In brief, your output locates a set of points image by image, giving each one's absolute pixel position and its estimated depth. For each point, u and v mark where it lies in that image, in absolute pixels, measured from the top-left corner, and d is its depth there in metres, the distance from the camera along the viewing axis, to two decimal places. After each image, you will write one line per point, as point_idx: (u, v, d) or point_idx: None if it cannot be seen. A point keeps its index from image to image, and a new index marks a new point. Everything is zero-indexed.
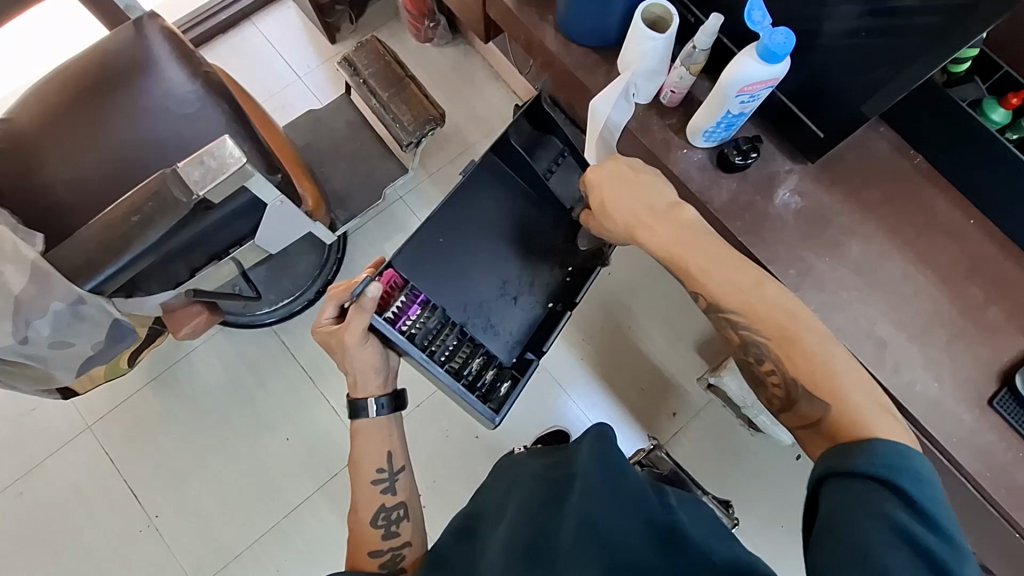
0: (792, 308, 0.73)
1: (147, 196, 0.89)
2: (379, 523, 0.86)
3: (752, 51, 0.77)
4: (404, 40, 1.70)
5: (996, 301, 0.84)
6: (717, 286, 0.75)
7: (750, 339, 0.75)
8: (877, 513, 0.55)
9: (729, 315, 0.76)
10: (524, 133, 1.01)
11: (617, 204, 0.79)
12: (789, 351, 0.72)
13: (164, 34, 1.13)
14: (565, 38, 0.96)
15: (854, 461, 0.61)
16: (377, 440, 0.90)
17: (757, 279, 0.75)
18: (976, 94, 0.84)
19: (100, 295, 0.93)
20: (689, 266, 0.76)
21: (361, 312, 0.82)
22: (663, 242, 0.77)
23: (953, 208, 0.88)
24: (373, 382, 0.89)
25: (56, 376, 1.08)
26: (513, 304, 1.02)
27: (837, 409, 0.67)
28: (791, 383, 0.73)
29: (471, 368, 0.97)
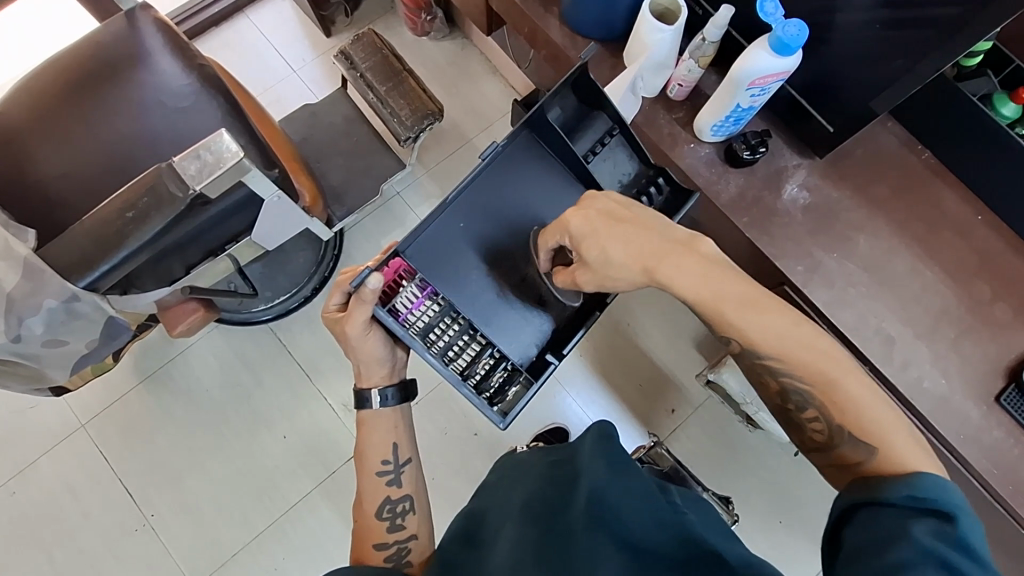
0: (832, 351, 0.67)
1: (142, 191, 0.87)
2: (384, 516, 0.85)
3: (764, 43, 0.76)
4: (402, 34, 1.68)
5: (1003, 297, 0.84)
6: (752, 332, 0.67)
7: (791, 386, 0.69)
8: (905, 534, 0.54)
9: (766, 361, 0.69)
10: (567, 107, 0.86)
11: (612, 250, 0.70)
12: (831, 394, 0.66)
13: (158, 25, 1.10)
14: (570, 31, 0.95)
15: (885, 492, 0.59)
16: (383, 432, 0.89)
17: (793, 320, 0.67)
18: (986, 88, 0.83)
19: (95, 292, 0.91)
20: (720, 314, 0.68)
21: (362, 304, 0.78)
22: (694, 286, 0.68)
23: (960, 203, 0.88)
24: (377, 372, 0.87)
25: (50, 375, 1.05)
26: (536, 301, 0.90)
27: (882, 451, 0.63)
28: (835, 426, 0.67)
29: (478, 370, 0.88)
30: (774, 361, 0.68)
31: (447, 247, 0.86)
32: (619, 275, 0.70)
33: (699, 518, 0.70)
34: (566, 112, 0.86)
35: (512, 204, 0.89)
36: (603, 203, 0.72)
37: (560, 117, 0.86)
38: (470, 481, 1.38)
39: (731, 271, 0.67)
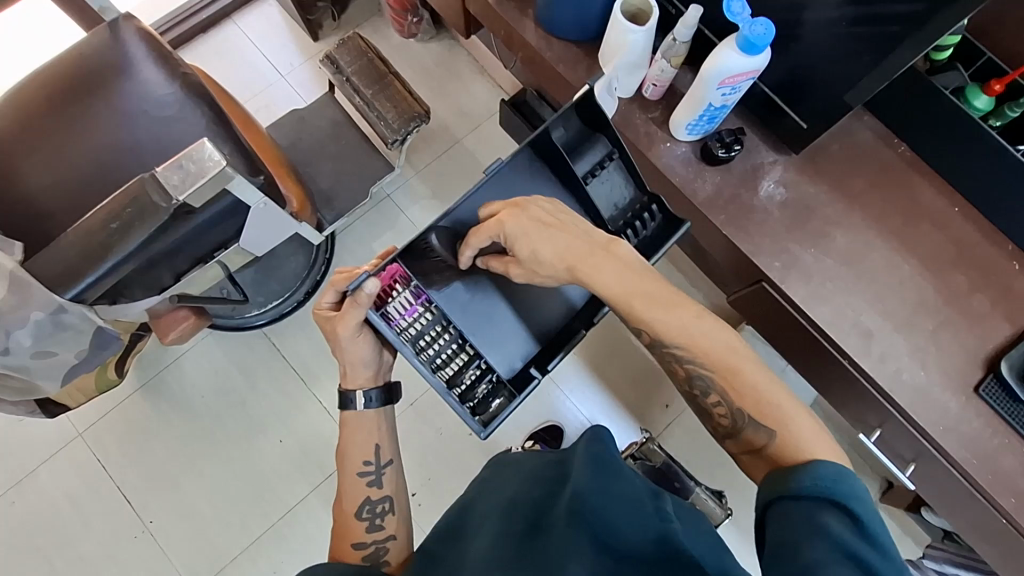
0: (732, 343, 0.74)
1: (125, 203, 0.87)
2: (363, 516, 0.85)
3: (732, 43, 0.76)
4: (387, 36, 1.68)
5: (982, 288, 0.85)
6: (659, 323, 0.75)
7: (696, 373, 0.75)
8: (816, 526, 0.57)
9: (673, 350, 0.75)
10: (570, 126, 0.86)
11: (544, 249, 0.76)
12: (733, 382, 0.73)
13: (141, 35, 1.11)
14: (547, 33, 0.95)
15: (797, 484, 0.63)
16: (365, 433, 0.89)
17: (696, 312, 0.75)
18: (959, 81, 0.84)
19: (82, 303, 0.91)
20: (633, 309, 0.75)
21: (356, 306, 0.79)
22: (609, 285, 0.76)
23: (937, 196, 0.88)
24: (362, 374, 0.87)
25: (40, 387, 1.06)
26: (528, 313, 0.92)
27: (780, 433, 0.69)
28: (737, 412, 0.73)
29: (466, 377, 0.89)
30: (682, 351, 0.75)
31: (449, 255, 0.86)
32: (546, 265, 0.77)
33: (684, 522, 0.71)
34: (567, 133, 0.85)
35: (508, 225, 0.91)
36: (537, 206, 0.78)
37: (564, 137, 0.86)
38: (463, 481, 1.39)
39: (639, 273, 0.77)
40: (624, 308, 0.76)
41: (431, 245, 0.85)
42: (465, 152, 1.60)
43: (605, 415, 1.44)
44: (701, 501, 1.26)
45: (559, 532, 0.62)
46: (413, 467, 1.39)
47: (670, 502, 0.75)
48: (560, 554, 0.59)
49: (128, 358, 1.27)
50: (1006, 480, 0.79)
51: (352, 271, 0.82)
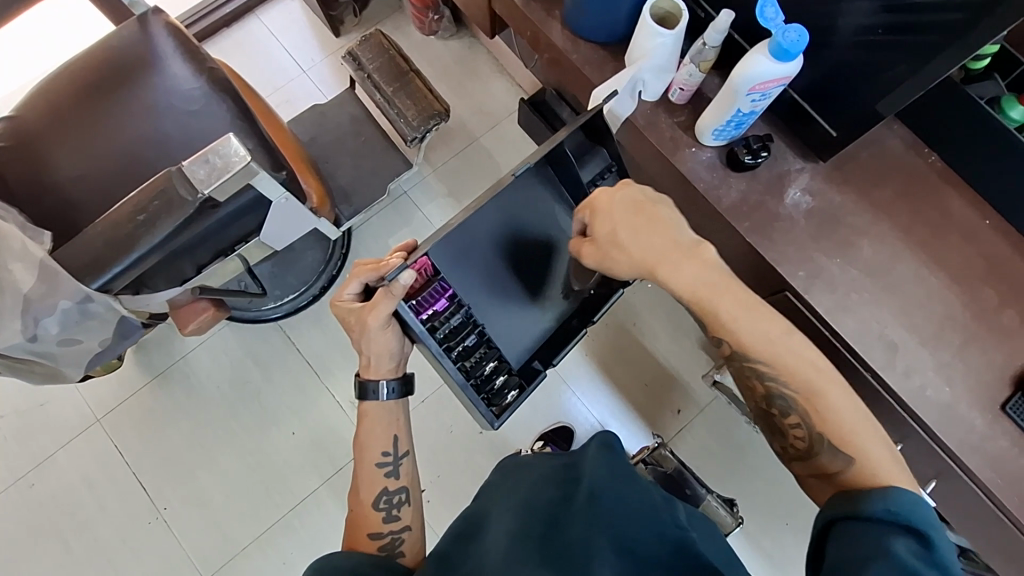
0: (817, 361, 0.73)
1: (153, 195, 0.89)
2: (381, 506, 0.85)
3: (764, 49, 0.75)
4: (409, 33, 1.68)
5: (1011, 303, 0.83)
6: (747, 334, 0.73)
7: (776, 392, 0.75)
8: (887, 549, 0.57)
9: (756, 364, 0.74)
10: (576, 140, 0.91)
11: (630, 238, 0.74)
12: (816, 404, 0.72)
13: (170, 30, 1.12)
14: (573, 34, 0.95)
15: (865, 506, 0.63)
16: (383, 424, 0.90)
17: (783, 331, 0.74)
18: (994, 91, 0.82)
19: (107, 294, 0.93)
20: (719, 313, 0.73)
21: (389, 298, 0.79)
22: (688, 283, 0.73)
23: (967, 207, 0.86)
24: (384, 365, 0.87)
25: (64, 372, 1.08)
26: (540, 308, 0.97)
27: (858, 461, 0.68)
28: (816, 436, 0.73)
29: (483, 369, 0.94)
30: (768, 371, 0.74)
31: (468, 253, 0.88)
32: (631, 251, 0.74)
33: (699, 534, 0.70)
34: (575, 144, 0.90)
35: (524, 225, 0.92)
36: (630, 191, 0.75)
37: (571, 147, 0.91)
38: (474, 479, 1.39)
39: (726, 281, 0.74)
40: (708, 314, 0.74)
41: (455, 243, 0.86)
42: (484, 151, 1.60)
43: (615, 417, 1.44)
44: (712, 509, 1.25)
45: (576, 537, 0.62)
46: (425, 463, 1.40)
47: (683, 511, 0.75)
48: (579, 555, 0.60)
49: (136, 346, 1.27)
50: None
51: (378, 262, 0.81)
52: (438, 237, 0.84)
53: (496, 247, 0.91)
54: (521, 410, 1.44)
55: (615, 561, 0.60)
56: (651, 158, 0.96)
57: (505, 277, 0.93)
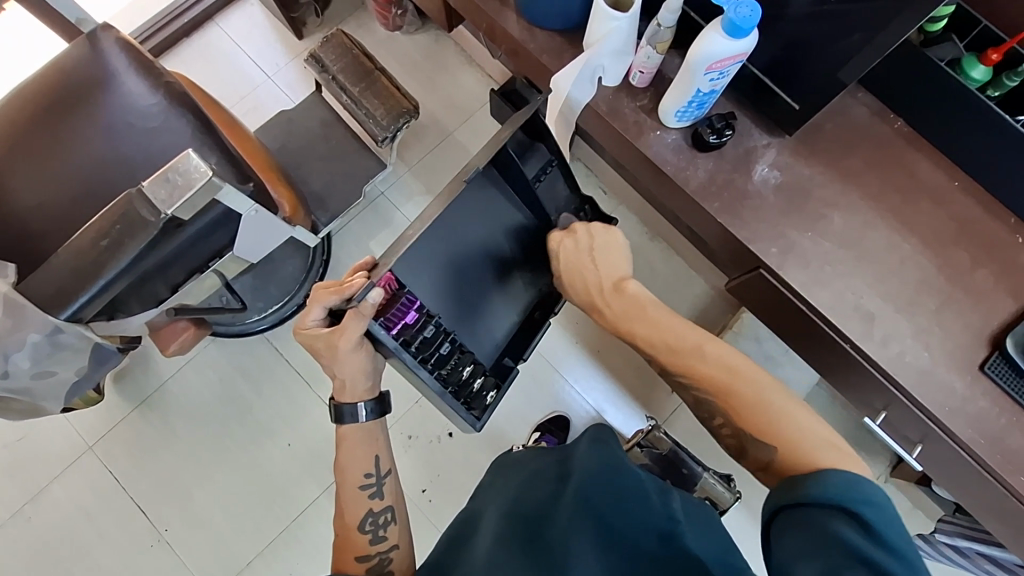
0: (732, 366, 0.86)
1: (114, 220, 0.87)
2: (366, 528, 0.84)
3: (717, 26, 0.74)
4: (373, 30, 1.65)
5: (984, 264, 0.83)
6: (660, 345, 0.93)
7: (701, 396, 0.90)
8: (826, 531, 0.58)
9: (677, 376, 0.92)
10: (517, 140, 0.98)
11: (573, 271, 1.01)
12: (734, 403, 0.83)
13: (120, 45, 1.09)
14: (529, 23, 0.93)
15: (810, 491, 0.65)
16: (364, 446, 0.90)
17: (698, 341, 0.90)
18: (955, 52, 0.81)
19: (78, 323, 0.92)
20: (635, 335, 0.96)
21: (359, 319, 0.81)
22: (616, 316, 0.97)
23: (936, 171, 0.86)
24: (360, 386, 0.89)
25: (43, 406, 1.08)
26: (503, 307, 1.05)
27: (788, 450, 0.75)
28: (741, 433, 0.84)
29: (461, 375, 0.98)
30: (689, 379, 0.91)
31: (427, 264, 0.93)
32: (592, 279, 1.00)
33: (693, 526, 0.71)
34: (516, 144, 0.97)
35: (481, 232, 0.99)
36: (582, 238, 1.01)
37: (513, 149, 0.98)
38: (474, 474, 1.39)
39: (641, 301, 0.96)
40: (630, 336, 0.96)
41: (415, 259, 0.91)
42: (458, 145, 1.58)
43: (611, 404, 1.44)
44: (709, 486, 1.26)
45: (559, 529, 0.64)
46: (423, 464, 1.40)
47: (677, 502, 0.76)
48: (559, 547, 0.62)
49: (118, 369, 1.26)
50: (1013, 458, 0.78)
51: (340, 284, 0.82)
52: (402, 253, 0.89)
53: (455, 254, 0.97)
54: (516, 405, 1.43)
55: (595, 546, 0.62)
56: (616, 144, 0.95)
57: (464, 283, 0.99)
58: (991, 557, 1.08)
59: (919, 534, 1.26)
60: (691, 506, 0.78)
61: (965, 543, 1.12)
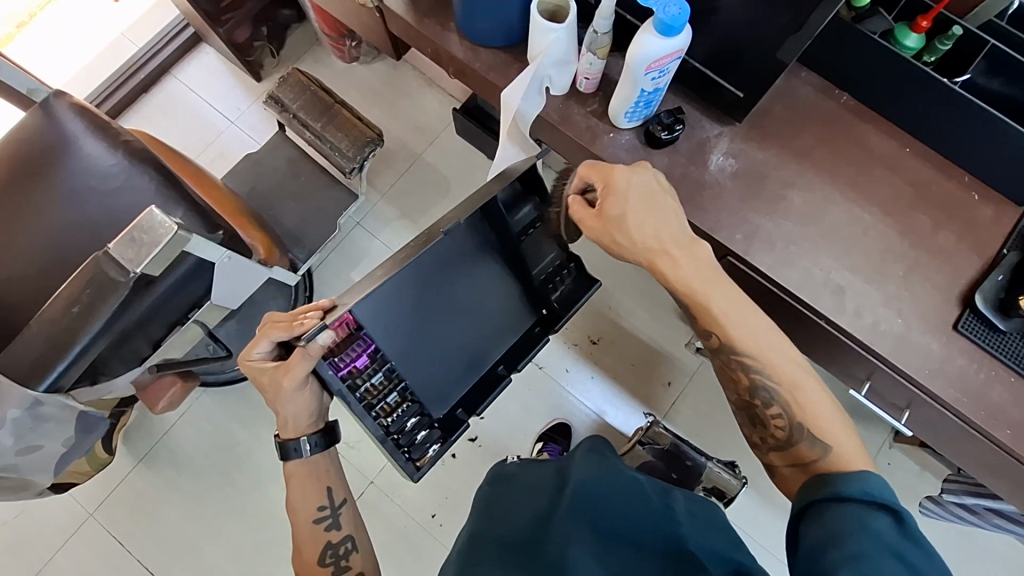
0: (803, 362, 0.79)
1: (83, 284, 0.86)
2: (327, 561, 0.89)
3: (650, 27, 0.75)
4: (330, 64, 1.66)
5: (944, 225, 0.85)
6: (736, 333, 0.78)
7: (761, 383, 0.79)
8: (863, 524, 0.61)
9: (744, 359, 0.79)
10: (509, 189, 0.95)
11: (642, 219, 0.77)
12: (797, 397, 0.77)
13: (76, 110, 1.09)
14: (473, 43, 0.94)
15: (842, 485, 0.67)
16: (313, 480, 0.93)
17: (773, 330, 0.79)
18: (885, 25, 0.83)
19: (58, 392, 0.91)
20: (710, 307, 0.78)
21: (305, 358, 0.80)
22: (686, 278, 0.78)
23: (885, 139, 0.88)
24: (304, 422, 0.89)
25: (33, 480, 1.06)
26: (468, 356, 1.03)
27: (835, 451, 0.73)
28: (795, 424, 0.77)
29: (405, 425, 1.00)
30: (752, 362, 0.78)
31: (392, 315, 0.91)
32: (635, 236, 0.77)
33: (697, 525, 0.72)
34: (506, 191, 0.94)
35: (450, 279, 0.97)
36: (638, 179, 0.78)
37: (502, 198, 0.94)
38: None
39: (719, 275, 0.78)
40: (702, 311, 0.79)
41: (384, 303, 0.89)
42: (427, 167, 1.59)
43: (611, 403, 1.43)
44: (716, 475, 1.26)
45: (558, 528, 0.68)
46: (429, 490, 1.38)
47: (681, 500, 0.77)
48: (556, 546, 0.65)
49: (113, 434, 1.30)
50: (998, 412, 0.79)
51: (291, 319, 0.81)
52: (363, 294, 0.85)
53: (419, 300, 0.94)
54: (514, 417, 1.43)
55: (592, 540, 0.66)
56: (573, 151, 0.95)
57: (426, 329, 0.96)
58: (999, 510, 1.08)
59: (930, 498, 1.25)
60: (698, 506, 0.78)
61: (972, 500, 1.11)
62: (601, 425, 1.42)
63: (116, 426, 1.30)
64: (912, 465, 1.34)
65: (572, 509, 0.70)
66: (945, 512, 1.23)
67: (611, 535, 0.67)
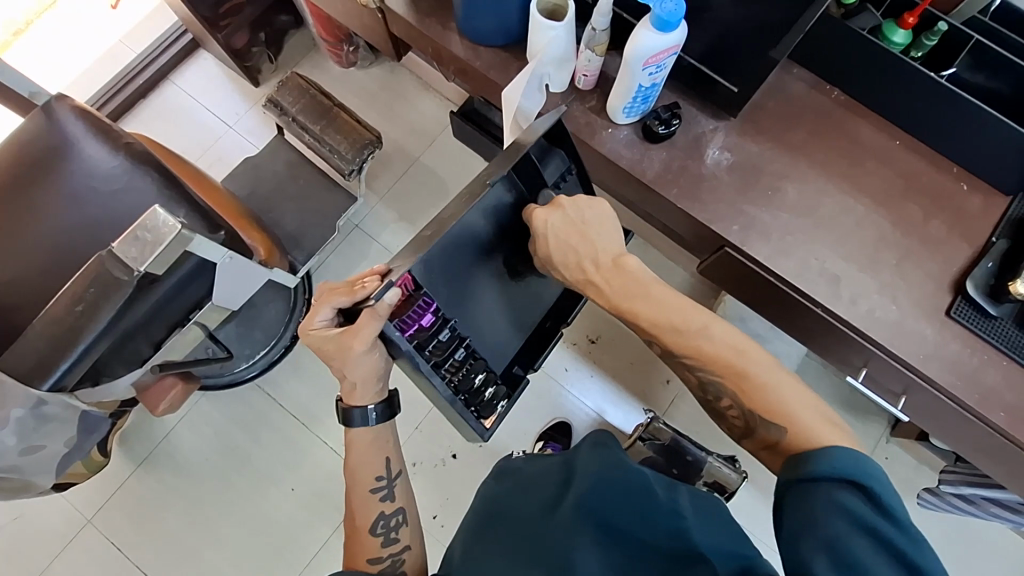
0: (737, 344, 0.76)
1: (87, 283, 0.87)
2: (378, 531, 0.87)
3: (647, 23, 0.77)
4: (328, 68, 1.68)
5: (934, 215, 0.87)
6: (669, 338, 0.79)
7: (706, 380, 0.79)
8: (835, 507, 0.59)
9: (683, 358, 0.79)
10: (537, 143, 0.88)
11: (561, 250, 0.84)
12: (744, 384, 0.74)
13: (77, 113, 1.10)
14: (472, 43, 0.96)
15: (813, 466, 0.64)
16: (374, 448, 0.90)
17: (705, 321, 0.78)
18: (874, 21, 0.86)
19: (61, 392, 0.91)
20: (639, 318, 0.81)
21: (374, 319, 0.76)
22: (614, 298, 0.82)
23: (876, 133, 0.90)
24: (370, 391, 0.86)
25: (35, 481, 1.06)
26: (519, 312, 0.99)
27: (790, 428, 0.70)
28: (748, 413, 0.76)
29: (473, 383, 0.93)
30: (693, 360, 0.79)
31: (449, 269, 0.88)
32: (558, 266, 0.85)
33: (703, 521, 0.72)
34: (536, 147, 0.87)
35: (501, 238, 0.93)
36: (557, 219, 0.83)
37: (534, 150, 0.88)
38: None
39: (642, 286, 0.81)
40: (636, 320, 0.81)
41: (439, 260, 0.86)
42: (426, 168, 1.60)
43: (610, 402, 1.44)
44: (715, 469, 1.27)
45: (563, 531, 0.68)
46: (432, 489, 1.39)
47: (686, 494, 0.77)
48: (562, 552, 0.66)
49: (110, 437, 1.31)
50: (992, 396, 0.81)
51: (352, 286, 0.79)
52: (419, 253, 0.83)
53: (477, 253, 0.90)
54: (514, 417, 1.43)
55: (595, 543, 0.67)
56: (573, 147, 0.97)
57: (479, 289, 0.92)
58: (994, 499, 1.09)
59: (927, 489, 1.27)
60: (702, 501, 0.78)
61: (969, 489, 1.13)
62: (601, 424, 1.43)
63: (113, 428, 1.31)
64: (908, 457, 1.36)
65: (578, 506, 0.70)
66: (942, 504, 1.24)
67: (615, 536, 0.68)
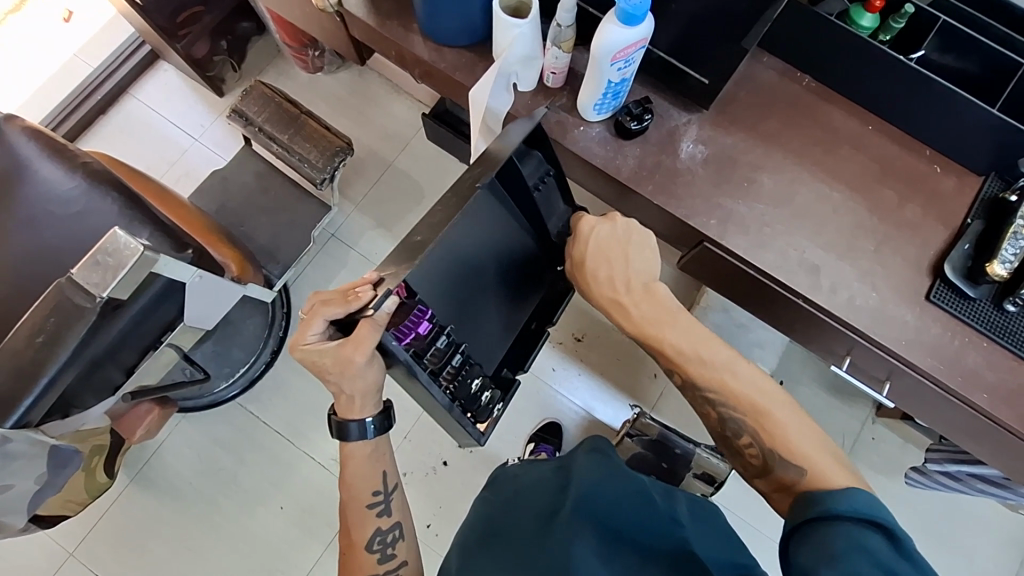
0: (761, 385, 0.78)
1: (47, 313, 0.83)
2: (374, 548, 0.85)
3: (613, 17, 0.76)
4: (294, 76, 1.64)
5: (910, 199, 0.87)
6: (694, 367, 0.80)
7: (728, 415, 0.79)
8: (859, 543, 0.58)
9: (707, 393, 0.80)
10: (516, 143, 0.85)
11: (604, 265, 0.83)
12: (765, 423, 0.75)
13: (29, 133, 1.05)
14: (437, 44, 0.94)
15: (834, 501, 0.63)
16: (371, 462, 0.88)
17: (727, 357, 0.80)
18: (841, 6, 0.85)
19: (26, 427, 0.87)
20: (664, 344, 0.81)
21: (375, 328, 0.72)
22: (640, 322, 0.82)
23: (849, 118, 0.90)
24: (367, 404, 0.82)
25: (8, 522, 1.03)
26: (504, 320, 0.99)
27: (809, 470, 0.69)
28: (770, 453, 0.74)
29: (469, 388, 0.91)
30: (718, 397, 0.79)
31: (444, 280, 0.86)
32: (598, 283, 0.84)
33: (698, 530, 0.71)
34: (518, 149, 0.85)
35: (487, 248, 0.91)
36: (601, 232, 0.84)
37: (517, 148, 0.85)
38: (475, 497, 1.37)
39: (674, 315, 0.82)
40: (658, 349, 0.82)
41: (435, 267, 0.83)
42: (400, 173, 1.57)
43: (599, 399, 1.44)
44: (705, 460, 1.28)
45: (563, 527, 0.67)
46: (424, 498, 1.37)
47: (683, 501, 0.77)
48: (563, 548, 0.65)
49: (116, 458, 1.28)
50: (974, 378, 0.81)
51: (345, 293, 0.74)
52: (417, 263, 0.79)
53: (464, 266, 0.89)
54: (504, 420, 1.42)
55: (596, 543, 0.65)
56: None
57: (468, 301, 0.91)
58: (980, 476, 1.11)
59: (915, 468, 1.28)
60: (700, 507, 0.78)
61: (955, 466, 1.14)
62: (590, 422, 1.42)
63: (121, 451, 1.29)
64: (895, 437, 1.37)
65: (577, 510, 0.69)
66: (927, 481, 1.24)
67: (616, 537, 0.67)
